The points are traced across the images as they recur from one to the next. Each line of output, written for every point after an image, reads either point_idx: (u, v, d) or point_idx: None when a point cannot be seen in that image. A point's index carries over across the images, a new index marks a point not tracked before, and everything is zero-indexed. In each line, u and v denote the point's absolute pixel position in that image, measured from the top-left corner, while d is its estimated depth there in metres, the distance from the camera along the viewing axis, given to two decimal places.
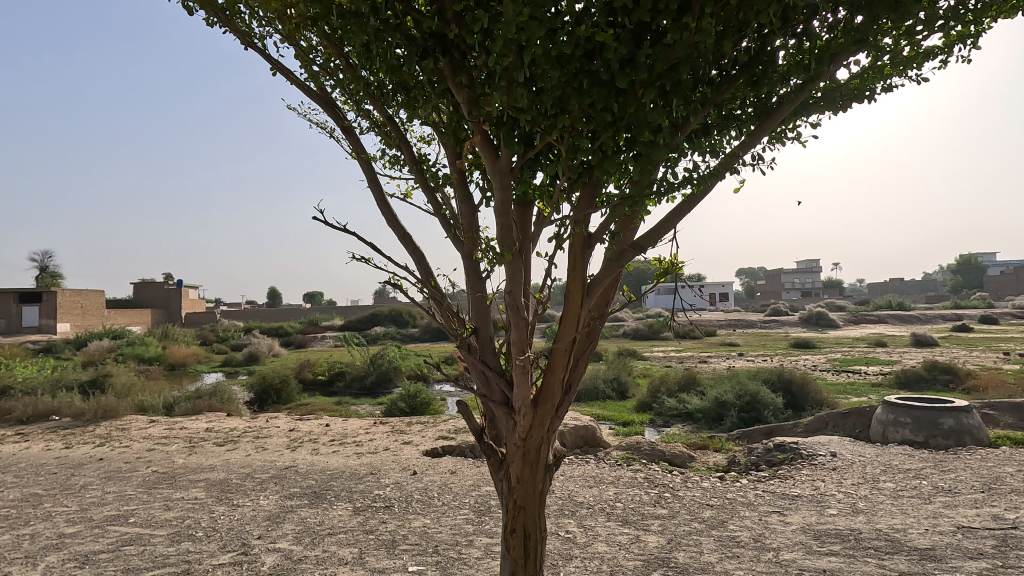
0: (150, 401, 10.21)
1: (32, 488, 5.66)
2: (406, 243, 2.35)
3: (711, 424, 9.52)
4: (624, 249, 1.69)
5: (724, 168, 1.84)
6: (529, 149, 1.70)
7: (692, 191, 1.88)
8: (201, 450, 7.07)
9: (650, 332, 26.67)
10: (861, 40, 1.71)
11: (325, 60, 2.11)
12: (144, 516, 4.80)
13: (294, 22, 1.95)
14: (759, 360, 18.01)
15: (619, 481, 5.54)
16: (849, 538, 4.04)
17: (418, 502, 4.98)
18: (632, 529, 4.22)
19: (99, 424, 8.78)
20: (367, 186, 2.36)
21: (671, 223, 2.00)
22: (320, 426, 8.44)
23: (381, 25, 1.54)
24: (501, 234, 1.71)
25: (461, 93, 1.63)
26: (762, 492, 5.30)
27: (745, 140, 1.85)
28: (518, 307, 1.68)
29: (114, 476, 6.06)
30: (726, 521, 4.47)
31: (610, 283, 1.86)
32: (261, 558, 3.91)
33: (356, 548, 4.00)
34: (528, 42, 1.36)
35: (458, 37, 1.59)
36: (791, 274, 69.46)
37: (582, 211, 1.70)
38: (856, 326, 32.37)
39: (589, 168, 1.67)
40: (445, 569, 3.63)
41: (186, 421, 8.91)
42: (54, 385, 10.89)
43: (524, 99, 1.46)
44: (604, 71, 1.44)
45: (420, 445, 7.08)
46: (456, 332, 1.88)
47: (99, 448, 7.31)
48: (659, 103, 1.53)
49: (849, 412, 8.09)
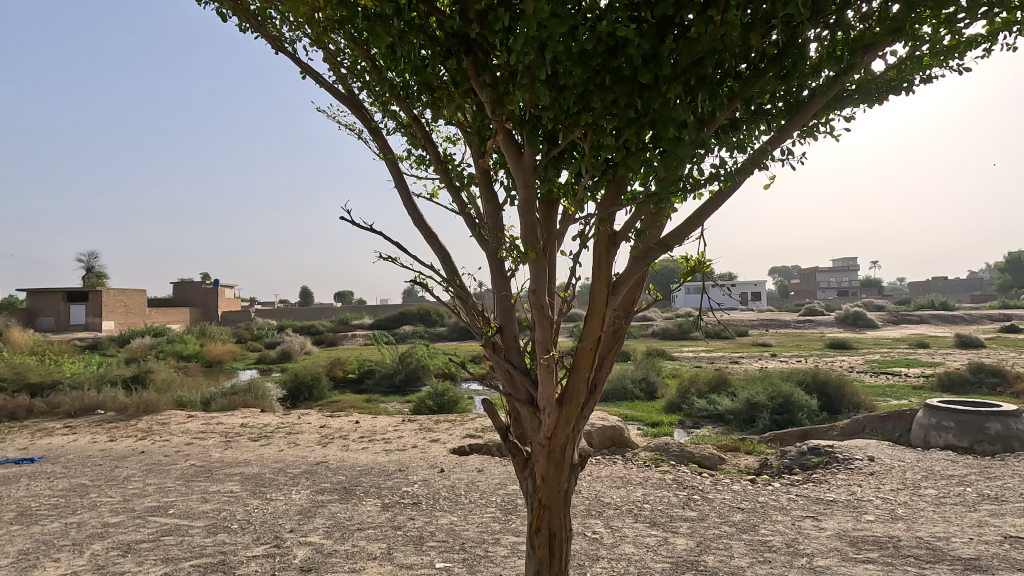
0: (188, 397, 10.57)
1: (80, 478, 5.93)
2: (432, 241, 2.37)
3: (742, 425, 9.33)
4: (650, 246, 1.66)
5: (753, 163, 1.80)
6: (553, 146, 1.69)
7: (720, 187, 1.85)
8: (237, 445, 7.29)
9: (680, 332, 26.28)
10: (897, 29, 1.65)
11: (352, 62, 2.15)
12: (183, 507, 4.97)
13: (321, 26, 1.99)
14: (793, 361, 17.59)
15: (647, 482, 5.48)
16: (887, 546, 3.91)
17: (446, 499, 5.03)
18: (661, 531, 4.18)
19: (142, 418, 9.13)
20: (393, 186, 2.40)
21: (698, 221, 1.96)
22: (351, 422, 8.61)
23: (405, 27, 1.57)
24: (524, 233, 1.71)
25: (484, 92, 1.63)
26: (796, 496, 5.17)
27: (774, 135, 1.80)
28: (543, 306, 1.67)
29: (155, 468, 6.29)
30: (758, 524, 4.39)
31: (636, 281, 1.83)
32: (293, 551, 4.00)
33: (385, 544, 4.06)
34: (549, 40, 1.36)
35: (480, 36, 1.60)
36: (827, 273, 67.54)
37: (607, 208, 1.69)
38: (896, 326, 31.26)
39: (612, 166, 1.66)
40: (472, 566, 3.64)
41: (222, 417, 9.18)
42: (100, 380, 11.37)
43: (547, 97, 1.46)
44: (627, 66, 1.43)
45: (448, 442, 7.14)
46: (479, 329, 1.89)
47: (141, 441, 7.60)
48: (684, 98, 1.51)
49: (888, 415, 7.82)
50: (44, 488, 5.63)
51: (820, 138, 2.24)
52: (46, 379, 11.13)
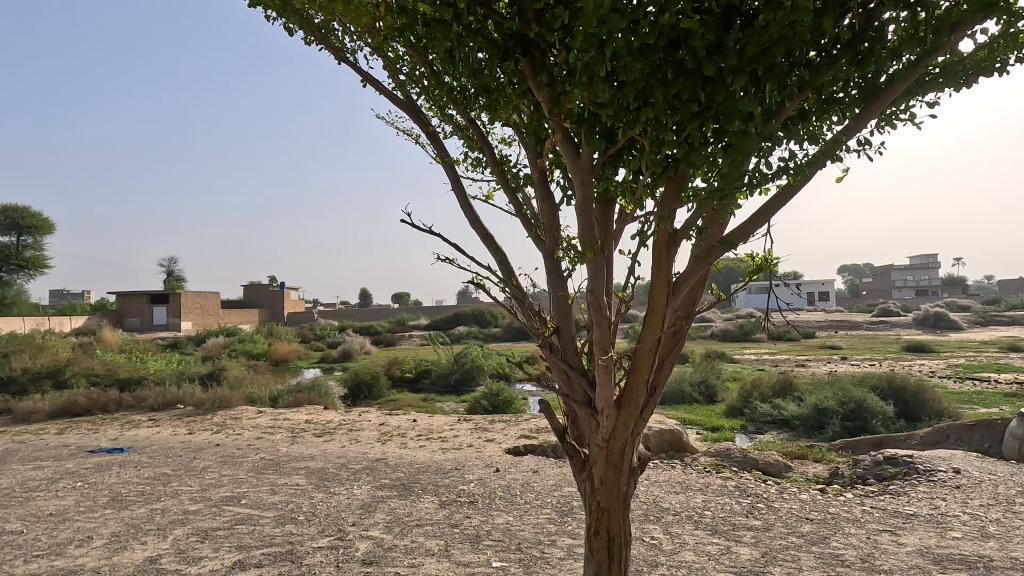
0: (258, 393, 11.14)
1: (163, 468, 6.38)
2: (488, 243, 2.39)
3: (810, 432, 8.87)
4: (711, 245, 1.61)
5: (825, 155, 1.71)
6: (611, 144, 1.67)
7: (788, 182, 1.76)
8: (302, 440, 7.62)
9: (741, 333, 25.34)
10: (990, 6, 1.52)
11: (411, 69, 2.20)
12: (254, 498, 5.25)
13: (382, 35, 2.04)
14: (866, 364, 16.56)
15: (708, 489, 5.31)
16: (976, 566, 3.61)
17: (502, 499, 5.06)
18: (723, 540, 4.04)
19: (216, 413, 9.72)
20: (450, 188, 2.43)
21: (765, 218, 1.89)
22: (408, 420, 8.82)
23: (464, 30, 1.59)
24: (581, 232, 1.69)
25: (541, 92, 1.63)
26: (871, 509, 4.86)
27: (848, 125, 1.70)
28: (601, 307, 1.64)
29: (229, 460, 6.68)
30: (829, 537, 4.15)
31: (697, 281, 1.78)
32: (356, 544, 4.14)
33: (443, 541, 4.13)
34: (609, 35, 1.35)
35: (539, 36, 1.61)
36: (903, 271, 63.23)
37: (666, 206, 1.64)
38: (985, 327, 28.85)
39: (673, 163, 1.62)
40: (528, 567, 3.65)
41: (289, 413, 9.62)
42: (180, 377, 12.20)
43: (606, 95, 1.45)
44: (690, 59, 1.39)
45: (503, 442, 7.18)
46: (536, 329, 1.89)
47: (216, 434, 8.08)
48: (751, 90, 1.45)
49: (976, 424, 7.22)
50: (132, 476, 6.08)
51: (899, 126, 2.10)
52: (133, 375, 12.03)
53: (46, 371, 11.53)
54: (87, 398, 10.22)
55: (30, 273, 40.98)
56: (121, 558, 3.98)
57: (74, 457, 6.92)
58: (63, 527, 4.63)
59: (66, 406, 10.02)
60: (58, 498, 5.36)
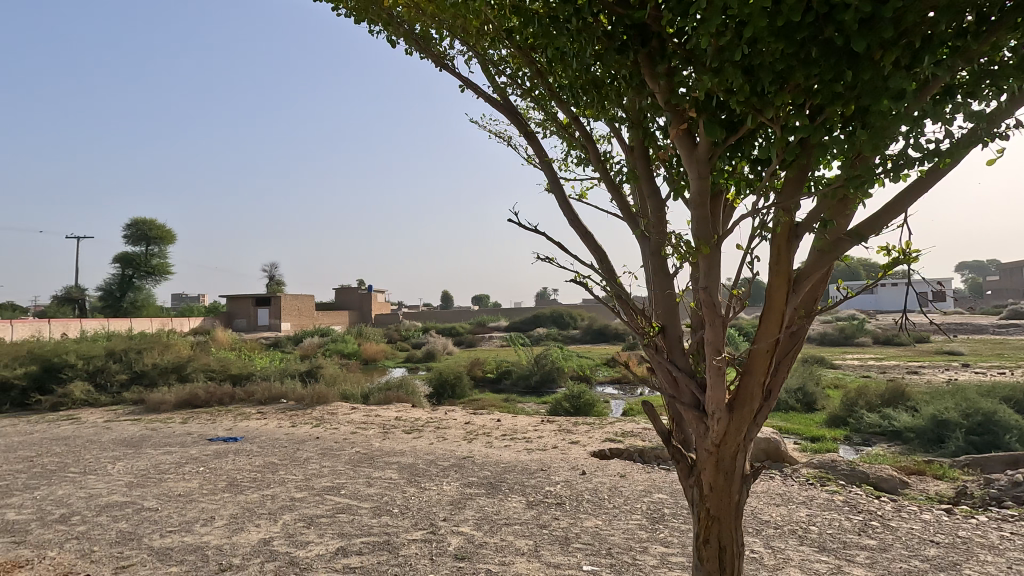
0: (351, 390, 11.77)
1: (271, 457, 6.90)
2: (588, 242, 2.37)
3: (928, 446, 8.00)
4: (840, 238, 1.50)
5: (979, 133, 1.55)
6: (733, 133, 1.61)
7: (935, 166, 1.62)
8: (393, 436, 7.96)
9: (841, 337, 23.50)
10: None
11: (514, 70, 2.23)
12: (352, 489, 5.54)
13: (488, 37, 2.08)
14: (994, 372, 14.77)
15: (812, 502, 4.95)
16: None
17: (590, 502, 5.00)
18: (833, 559, 3.74)
19: (315, 408, 10.39)
20: (549, 189, 2.42)
21: (900, 206, 1.74)
22: (493, 420, 8.96)
23: (581, 25, 1.59)
24: (696, 228, 1.64)
25: (659, 83, 1.61)
26: (1010, 535, 4.32)
27: (1009, 98, 1.54)
28: (714, 305, 1.58)
29: (328, 452, 7.10)
30: (960, 563, 3.73)
31: (820, 278, 1.66)
32: (448, 538, 4.25)
33: (532, 541, 4.14)
34: (751, 16, 1.29)
35: (660, 25, 1.58)
36: None
37: (789, 197, 1.56)
38: None
39: (804, 148, 1.53)
40: (620, 572, 3.57)
41: (380, 410, 10.08)
42: (282, 373, 13.17)
43: (738, 79, 1.39)
44: (839, 35, 1.30)
45: (588, 445, 7.11)
46: (638, 329, 1.84)
47: (316, 428, 8.63)
48: (904, 63, 1.35)
49: None
50: (245, 463, 6.64)
51: None
52: (243, 371, 13.13)
53: (172, 366, 12.86)
54: (205, 390, 11.28)
55: (156, 279, 45.95)
56: (239, 538, 4.34)
57: (196, 444, 7.66)
58: (190, 506, 5.14)
59: (189, 398, 11.12)
60: (185, 480, 5.95)
